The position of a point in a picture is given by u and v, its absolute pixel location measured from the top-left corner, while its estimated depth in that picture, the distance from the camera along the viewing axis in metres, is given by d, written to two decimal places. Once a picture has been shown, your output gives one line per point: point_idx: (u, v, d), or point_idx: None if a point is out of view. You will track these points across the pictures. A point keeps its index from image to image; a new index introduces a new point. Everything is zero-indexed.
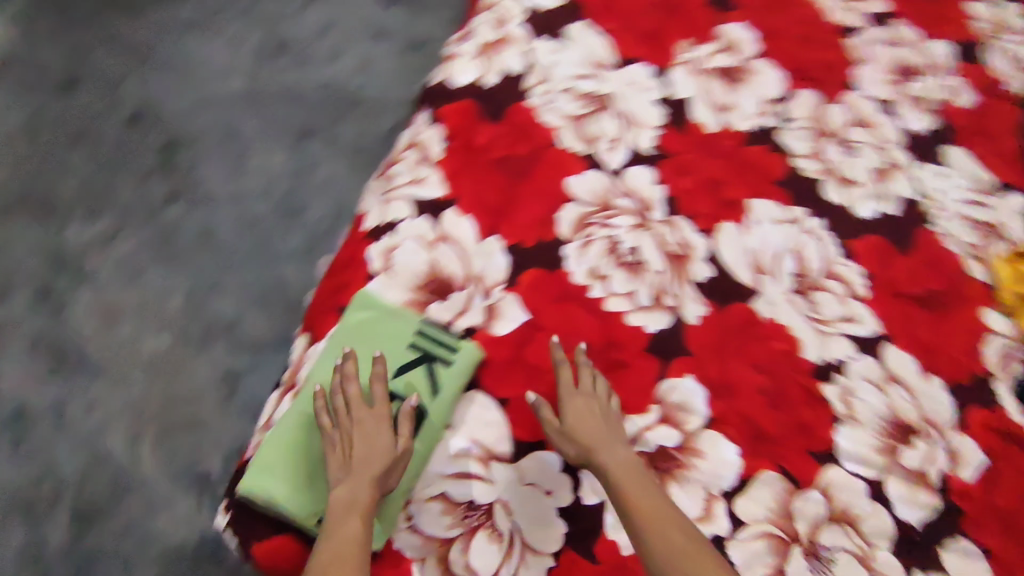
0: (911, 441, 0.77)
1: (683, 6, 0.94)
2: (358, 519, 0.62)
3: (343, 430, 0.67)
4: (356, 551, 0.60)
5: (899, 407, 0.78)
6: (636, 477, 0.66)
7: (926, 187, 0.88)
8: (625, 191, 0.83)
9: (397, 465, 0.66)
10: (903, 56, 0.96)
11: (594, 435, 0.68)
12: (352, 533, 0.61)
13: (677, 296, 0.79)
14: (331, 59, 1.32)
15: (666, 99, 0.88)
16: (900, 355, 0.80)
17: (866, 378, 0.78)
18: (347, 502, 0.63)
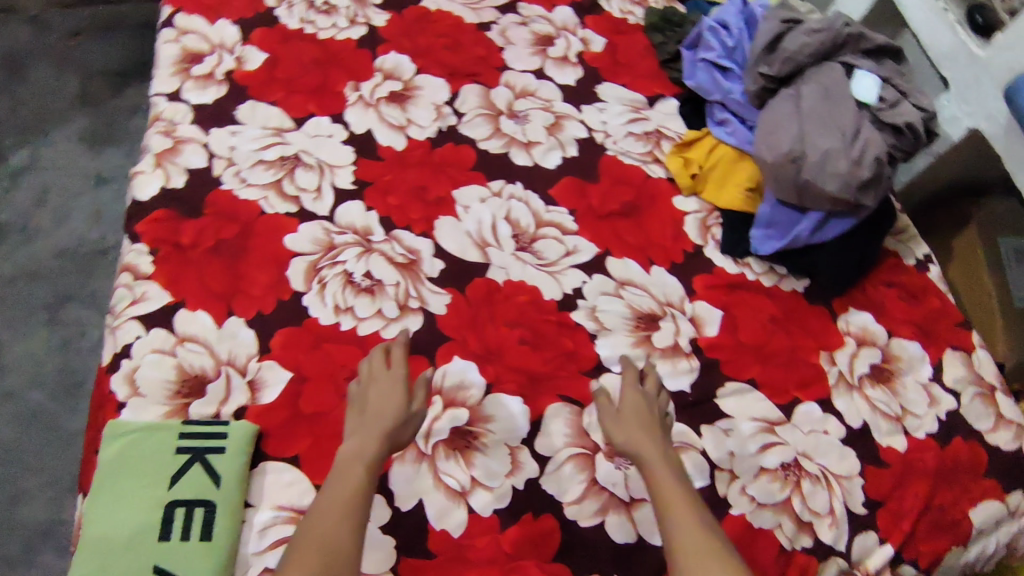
0: (658, 324, 0.87)
1: (338, 55, 1.03)
2: (362, 468, 0.66)
3: (367, 391, 0.74)
4: (358, 496, 0.64)
5: (637, 303, 0.88)
6: (657, 454, 0.70)
7: (595, 123, 1.02)
8: (341, 228, 0.88)
9: (410, 421, 0.72)
10: (539, 28, 1.11)
11: (629, 421, 0.74)
12: (355, 488, 0.64)
13: (420, 296, 0.84)
14: (59, 225, 1.30)
15: (350, 136, 0.95)
16: (620, 262, 0.91)
17: (602, 291, 0.88)
18: (353, 459, 0.67)
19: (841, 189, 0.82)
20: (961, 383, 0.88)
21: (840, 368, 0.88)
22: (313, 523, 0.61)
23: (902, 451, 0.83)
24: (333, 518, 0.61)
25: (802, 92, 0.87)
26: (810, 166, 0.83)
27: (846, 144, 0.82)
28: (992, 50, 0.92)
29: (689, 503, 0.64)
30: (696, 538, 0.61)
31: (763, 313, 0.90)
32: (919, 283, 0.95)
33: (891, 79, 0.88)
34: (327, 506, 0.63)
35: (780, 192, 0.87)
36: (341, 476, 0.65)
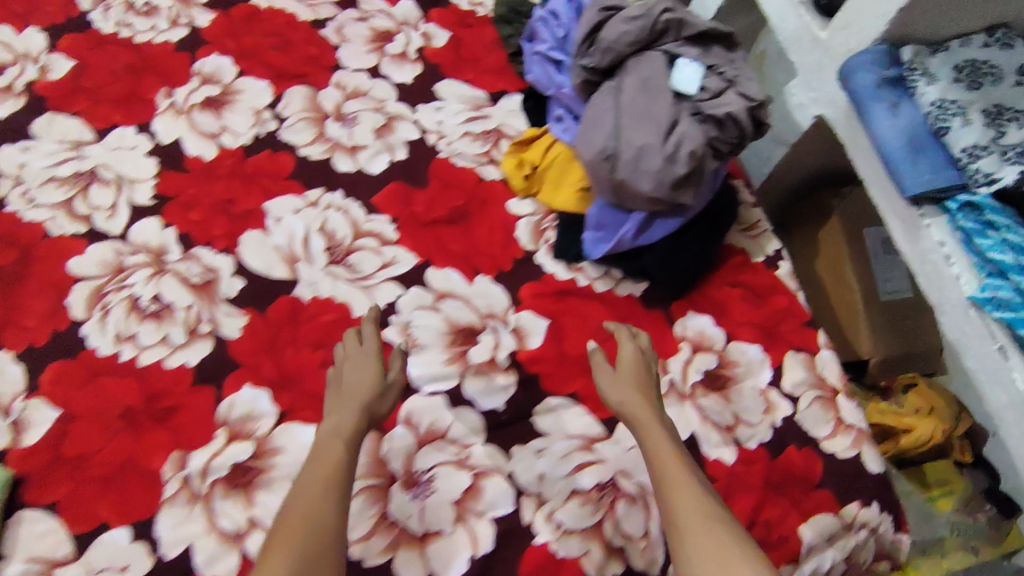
0: (476, 339, 0.82)
1: (153, 59, 0.97)
2: (342, 447, 0.67)
3: (342, 366, 0.75)
4: (342, 471, 0.65)
5: (455, 317, 0.83)
6: (652, 421, 0.71)
7: (429, 124, 0.96)
8: (133, 248, 0.82)
9: (386, 393, 0.73)
10: (379, 23, 1.05)
11: (626, 390, 0.74)
12: (339, 464, 0.65)
13: (211, 319, 0.79)
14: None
15: (156, 148, 0.90)
16: (441, 272, 0.85)
17: (418, 305, 0.83)
18: (339, 430, 0.68)
19: (654, 188, 0.77)
20: (799, 388, 0.83)
21: (672, 377, 0.83)
22: (296, 499, 0.62)
23: (729, 464, 0.78)
24: (317, 492, 0.62)
25: (622, 85, 0.82)
26: (622, 164, 0.78)
27: (659, 139, 0.77)
28: (831, 32, 0.86)
29: (684, 470, 0.65)
30: (694, 505, 0.62)
31: (593, 320, 0.85)
32: (766, 282, 0.90)
33: (721, 64, 0.82)
34: (314, 479, 0.63)
35: (601, 193, 0.82)
36: (325, 451, 0.66)
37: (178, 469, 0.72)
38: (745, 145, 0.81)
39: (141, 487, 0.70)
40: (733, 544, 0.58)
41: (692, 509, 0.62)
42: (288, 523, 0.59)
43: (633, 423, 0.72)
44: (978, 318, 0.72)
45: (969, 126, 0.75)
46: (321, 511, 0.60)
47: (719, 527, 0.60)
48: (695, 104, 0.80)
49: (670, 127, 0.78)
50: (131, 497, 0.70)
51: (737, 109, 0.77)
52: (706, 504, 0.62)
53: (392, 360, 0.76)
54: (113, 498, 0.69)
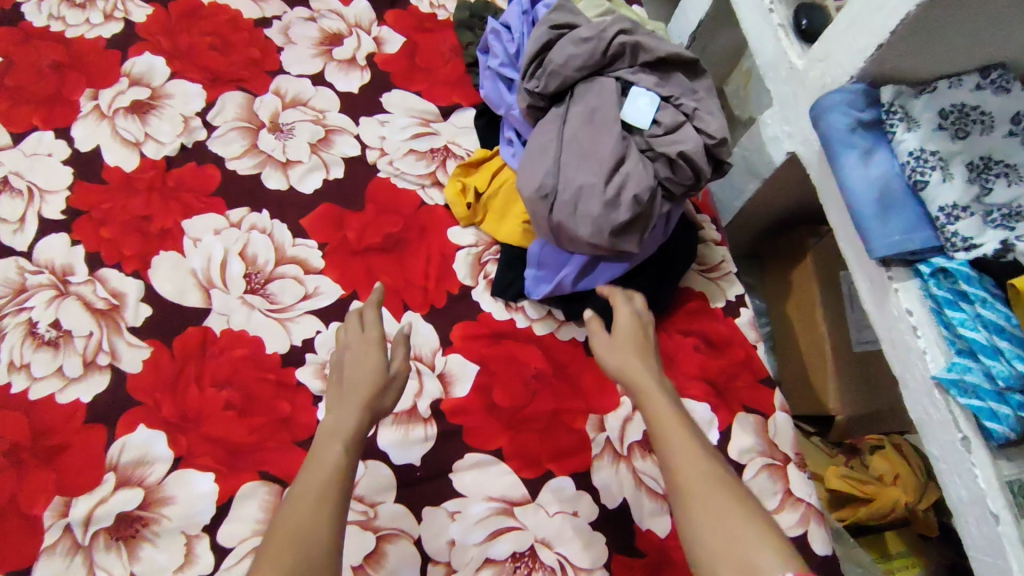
0: None
1: (81, 57, 0.91)
2: (342, 444, 0.60)
3: (343, 357, 0.70)
4: (342, 468, 0.59)
5: None
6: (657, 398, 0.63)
7: (371, 139, 0.90)
8: (36, 267, 0.76)
9: (390, 385, 0.68)
10: (328, 25, 0.98)
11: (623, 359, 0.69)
12: (341, 463, 0.59)
13: (111, 351, 0.73)
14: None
15: (74, 155, 0.83)
16: None
17: None
18: (343, 421, 0.63)
19: (594, 233, 0.70)
20: (746, 456, 0.76)
21: (608, 435, 0.76)
22: (296, 499, 0.55)
23: (661, 537, 0.72)
24: (320, 492, 0.55)
25: (569, 113, 0.74)
26: (560, 203, 0.71)
27: (603, 179, 0.70)
28: (807, 62, 0.79)
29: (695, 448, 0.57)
30: (704, 488, 0.53)
31: (528, 368, 0.78)
32: (723, 332, 0.83)
33: (678, 95, 0.75)
34: (315, 478, 0.57)
35: (539, 232, 0.75)
36: (330, 447, 0.60)
37: (58, 516, 0.65)
38: (699, 186, 0.74)
39: (16, 535, 0.64)
40: (754, 530, 0.50)
41: (704, 493, 0.53)
42: (286, 527, 0.52)
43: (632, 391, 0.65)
44: (942, 401, 0.65)
45: (949, 181, 0.66)
46: (320, 513, 0.54)
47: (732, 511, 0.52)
48: (646, 139, 0.73)
49: (616, 165, 0.71)
50: (6, 545, 0.63)
51: (691, 148, 0.71)
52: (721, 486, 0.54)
53: (396, 350, 0.71)
54: None
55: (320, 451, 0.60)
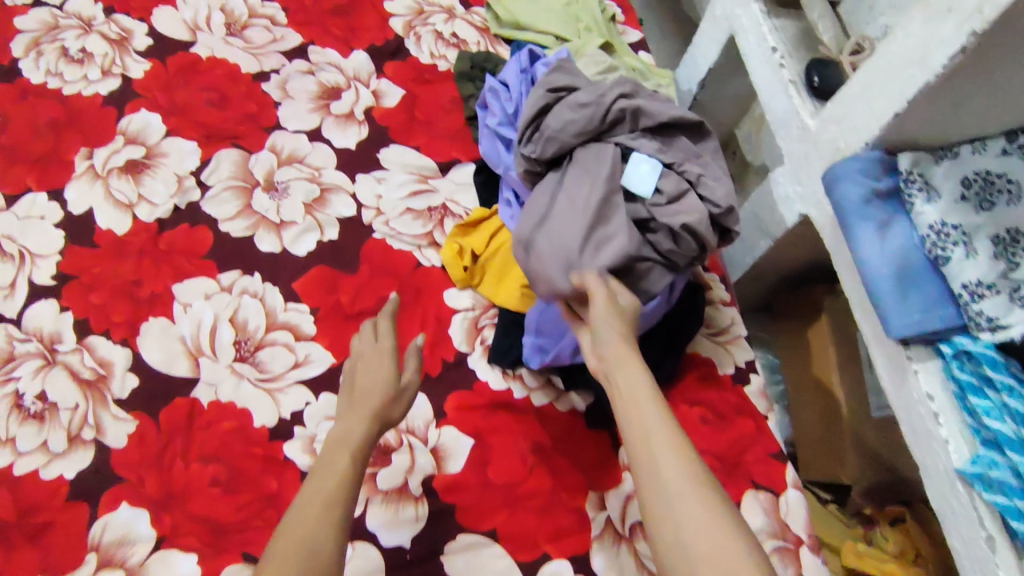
0: (388, 459, 0.73)
1: (78, 115, 0.90)
2: (350, 452, 0.62)
3: (355, 366, 0.71)
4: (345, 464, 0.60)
5: None
6: (626, 364, 0.59)
7: (367, 198, 0.88)
8: (25, 335, 0.75)
9: (400, 397, 0.69)
10: (326, 78, 0.96)
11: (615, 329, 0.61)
12: (344, 464, 0.60)
13: (96, 424, 0.71)
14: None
15: (67, 217, 0.82)
16: None
17: (326, 417, 0.75)
18: (352, 429, 0.64)
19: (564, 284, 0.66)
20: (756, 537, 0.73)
21: (609, 514, 0.73)
22: (311, 497, 0.57)
23: None
24: (323, 496, 0.57)
25: (574, 165, 0.71)
26: (539, 252, 0.68)
27: (581, 232, 0.67)
28: (820, 123, 0.77)
29: (663, 425, 0.54)
30: (674, 476, 0.50)
31: (525, 441, 0.76)
32: (732, 401, 0.80)
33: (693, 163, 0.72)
34: (320, 481, 0.58)
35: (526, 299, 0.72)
36: (337, 450, 0.62)
37: None
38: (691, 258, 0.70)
39: None
40: (728, 533, 0.47)
41: (671, 482, 0.50)
42: (290, 530, 0.53)
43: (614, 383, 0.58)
44: (966, 494, 0.61)
45: (972, 258, 0.62)
46: (324, 514, 0.55)
47: (697, 498, 0.49)
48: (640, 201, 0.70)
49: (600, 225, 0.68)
50: None
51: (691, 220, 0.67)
52: (696, 472, 0.51)
53: (409, 361, 0.71)
54: None
55: (326, 454, 0.62)
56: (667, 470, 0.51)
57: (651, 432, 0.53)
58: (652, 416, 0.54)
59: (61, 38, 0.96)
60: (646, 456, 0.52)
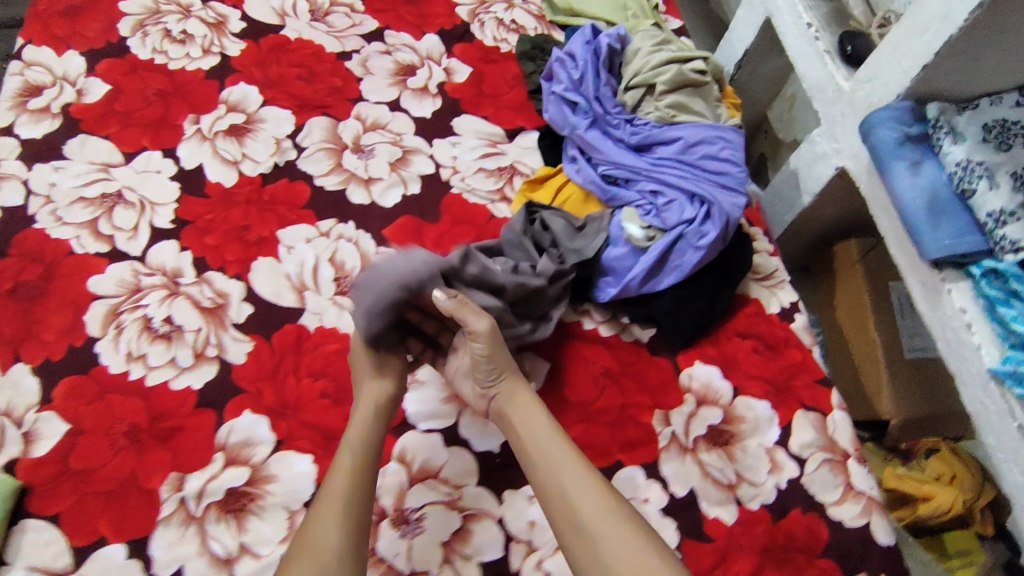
0: None
1: (183, 86, 1.00)
2: (368, 440, 0.70)
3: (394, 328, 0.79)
4: (366, 460, 0.69)
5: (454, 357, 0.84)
6: (526, 406, 0.73)
7: (444, 158, 0.98)
8: (150, 270, 0.84)
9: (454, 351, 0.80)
10: (402, 57, 1.07)
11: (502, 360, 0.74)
12: (366, 455, 0.69)
13: (219, 345, 0.80)
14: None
15: (180, 172, 0.92)
16: None
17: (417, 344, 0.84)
18: (373, 401, 0.73)
19: (375, 306, 0.73)
20: (808, 450, 0.81)
21: (674, 429, 0.81)
22: (316, 517, 0.63)
23: (729, 524, 0.76)
24: (350, 506, 0.64)
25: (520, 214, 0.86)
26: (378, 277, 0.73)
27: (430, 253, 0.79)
28: (854, 84, 0.86)
29: (577, 464, 0.68)
30: (592, 511, 0.65)
31: (596, 365, 0.84)
32: (779, 334, 0.89)
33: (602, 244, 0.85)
34: (339, 476, 0.66)
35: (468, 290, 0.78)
36: (359, 450, 0.69)
37: (174, 490, 0.72)
38: (681, 250, 0.80)
39: (136, 505, 0.71)
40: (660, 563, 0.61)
41: (587, 516, 0.65)
42: (321, 533, 0.62)
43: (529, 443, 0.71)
44: (998, 392, 0.69)
45: (996, 190, 0.71)
46: (358, 517, 0.64)
47: (615, 531, 0.63)
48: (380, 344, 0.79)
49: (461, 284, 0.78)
50: (129, 515, 0.70)
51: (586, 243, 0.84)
52: (612, 508, 0.65)
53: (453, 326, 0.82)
54: (112, 515, 0.70)
55: (344, 453, 0.69)
56: (587, 508, 0.65)
57: (568, 477, 0.67)
58: (564, 454, 0.69)
59: (164, 21, 1.06)
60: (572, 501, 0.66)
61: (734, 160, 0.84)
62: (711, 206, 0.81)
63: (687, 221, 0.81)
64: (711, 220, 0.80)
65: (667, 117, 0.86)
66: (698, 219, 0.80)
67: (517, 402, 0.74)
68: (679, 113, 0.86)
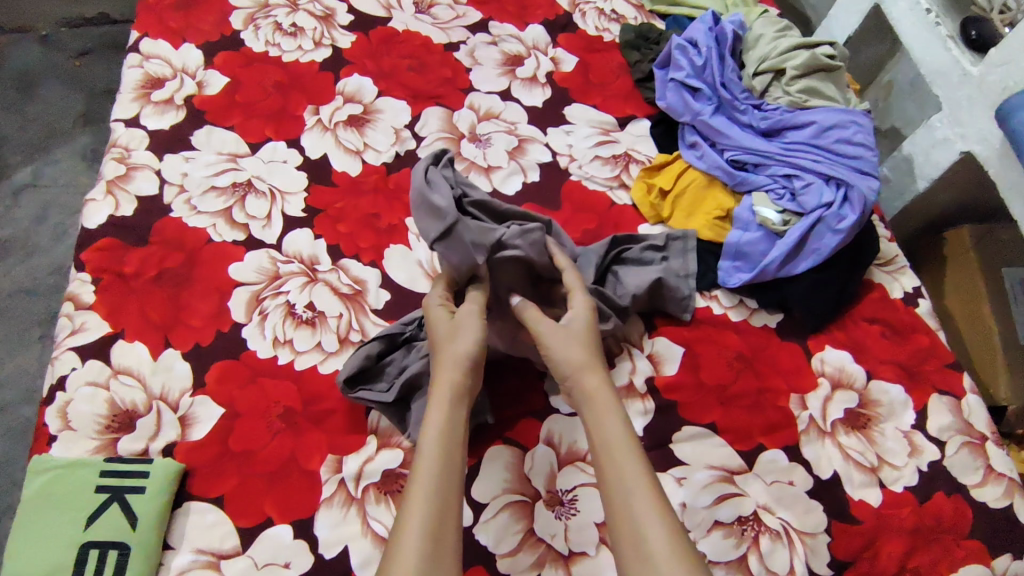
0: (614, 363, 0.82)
1: (299, 78, 1.01)
2: (452, 439, 0.64)
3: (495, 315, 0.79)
4: (449, 458, 0.62)
5: None
6: (609, 413, 0.66)
7: (560, 146, 0.99)
8: (287, 257, 0.86)
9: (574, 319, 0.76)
10: (508, 48, 1.08)
11: (576, 355, 0.70)
12: (452, 451, 0.63)
13: (362, 329, 0.83)
14: (39, 227, 1.26)
15: (306, 162, 0.93)
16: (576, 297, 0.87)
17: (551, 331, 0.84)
18: (456, 389, 0.67)
19: (433, 171, 0.75)
20: (946, 433, 0.81)
21: (812, 413, 0.81)
22: (406, 517, 0.58)
23: (875, 506, 0.76)
24: (434, 509, 0.58)
25: (606, 240, 0.86)
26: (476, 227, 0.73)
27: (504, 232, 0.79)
28: (984, 68, 0.89)
29: (644, 490, 0.60)
30: (644, 547, 0.57)
31: (728, 350, 0.84)
32: (906, 319, 0.89)
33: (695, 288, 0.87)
34: (427, 476, 0.60)
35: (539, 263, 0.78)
36: (445, 445, 0.63)
37: (334, 471, 0.74)
38: (813, 233, 0.88)
39: (299, 487, 0.73)
40: None
41: (638, 549, 0.57)
42: (402, 546, 0.56)
43: (604, 450, 0.64)
44: None
45: None
46: (443, 514, 0.59)
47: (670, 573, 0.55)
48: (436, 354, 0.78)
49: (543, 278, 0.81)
50: (293, 495, 0.72)
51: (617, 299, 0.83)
52: (673, 548, 0.56)
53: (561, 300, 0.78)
54: (275, 495, 0.72)
55: (428, 443, 0.63)
56: (645, 542, 0.57)
57: (635, 499, 0.60)
58: (636, 479, 0.61)
59: (273, 14, 1.07)
60: (639, 527, 0.58)
61: (867, 144, 0.91)
62: (849, 189, 0.89)
63: (826, 205, 0.88)
64: (848, 204, 0.88)
65: (799, 101, 0.94)
66: (837, 202, 0.88)
67: (598, 409, 0.67)
68: (811, 98, 0.94)
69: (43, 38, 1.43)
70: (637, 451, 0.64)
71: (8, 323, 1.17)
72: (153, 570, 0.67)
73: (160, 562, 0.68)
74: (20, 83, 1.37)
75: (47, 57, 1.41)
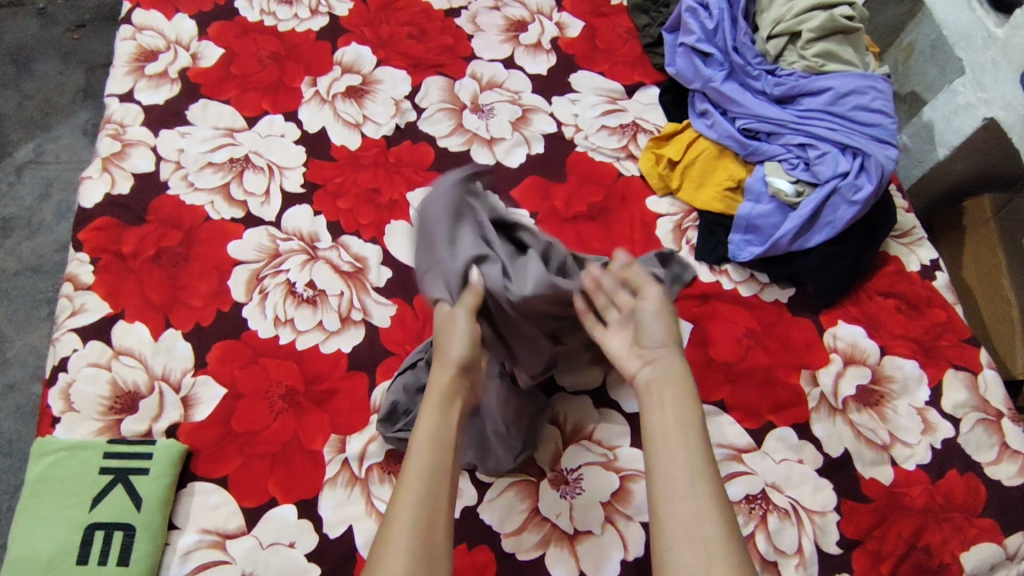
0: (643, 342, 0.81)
1: (296, 48, 0.98)
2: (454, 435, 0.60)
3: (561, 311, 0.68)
4: (443, 458, 0.57)
5: None
6: (674, 391, 0.60)
7: (565, 117, 0.95)
8: (287, 234, 0.84)
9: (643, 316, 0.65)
10: (512, 13, 1.04)
11: (663, 335, 0.63)
12: (446, 455, 0.58)
13: (363, 308, 0.81)
14: (42, 204, 1.25)
15: (304, 136, 0.91)
16: None
17: None
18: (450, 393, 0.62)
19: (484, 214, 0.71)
20: (961, 409, 0.79)
21: (823, 390, 0.80)
22: (395, 516, 0.54)
23: (886, 484, 0.75)
24: (424, 507, 0.54)
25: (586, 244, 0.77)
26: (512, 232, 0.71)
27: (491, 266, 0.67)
28: (1010, 30, 0.88)
29: (706, 476, 0.54)
30: (701, 542, 0.51)
31: (738, 326, 0.83)
32: (922, 293, 0.86)
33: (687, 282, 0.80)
34: (418, 472, 0.56)
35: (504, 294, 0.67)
36: (436, 449, 0.58)
37: (337, 451, 0.73)
38: (828, 203, 0.85)
39: (303, 466, 0.72)
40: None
41: (692, 546, 0.51)
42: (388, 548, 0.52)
43: (656, 426, 0.58)
44: None
45: None
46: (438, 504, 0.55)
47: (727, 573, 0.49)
48: None
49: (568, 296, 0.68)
50: (296, 475, 0.72)
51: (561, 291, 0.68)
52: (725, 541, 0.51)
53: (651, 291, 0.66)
54: (279, 475, 0.71)
55: (419, 443, 0.58)
56: (703, 533, 0.51)
57: (686, 473, 0.54)
58: (694, 461, 0.55)
59: None
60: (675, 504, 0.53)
61: (885, 110, 0.88)
62: (865, 158, 0.86)
63: (841, 174, 0.85)
64: (865, 173, 0.85)
65: (814, 66, 0.90)
66: (853, 171, 0.85)
67: (660, 390, 0.61)
68: (827, 62, 0.90)
69: (40, 10, 1.39)
70: (699, 430, 0.58)
71: (15, 302, 1.17)
72: (159, 551, 0.67)
73: (165, 542, 0.68)
74: (19, 58, 1.35)
75: (45, 31, 1.38)
